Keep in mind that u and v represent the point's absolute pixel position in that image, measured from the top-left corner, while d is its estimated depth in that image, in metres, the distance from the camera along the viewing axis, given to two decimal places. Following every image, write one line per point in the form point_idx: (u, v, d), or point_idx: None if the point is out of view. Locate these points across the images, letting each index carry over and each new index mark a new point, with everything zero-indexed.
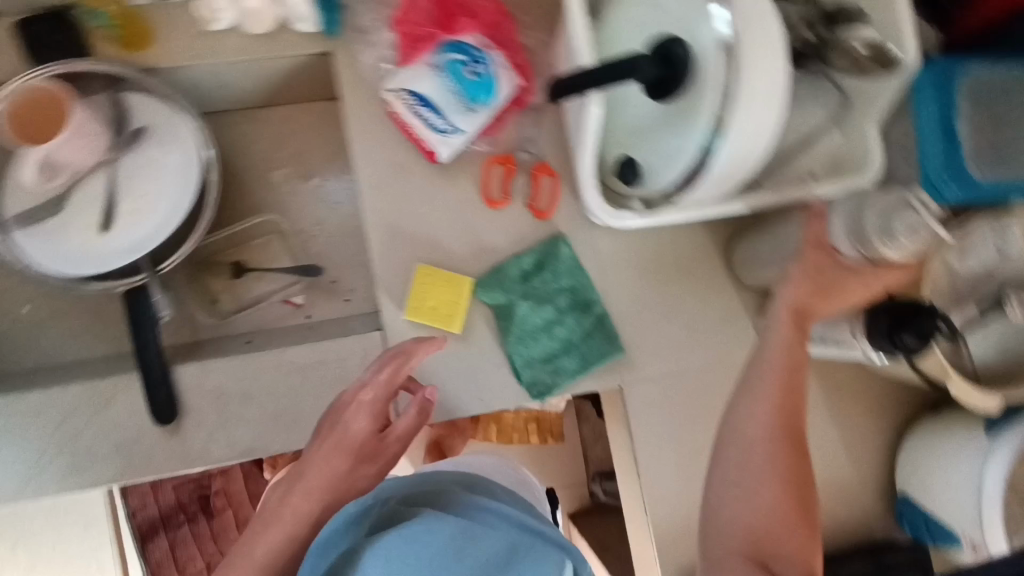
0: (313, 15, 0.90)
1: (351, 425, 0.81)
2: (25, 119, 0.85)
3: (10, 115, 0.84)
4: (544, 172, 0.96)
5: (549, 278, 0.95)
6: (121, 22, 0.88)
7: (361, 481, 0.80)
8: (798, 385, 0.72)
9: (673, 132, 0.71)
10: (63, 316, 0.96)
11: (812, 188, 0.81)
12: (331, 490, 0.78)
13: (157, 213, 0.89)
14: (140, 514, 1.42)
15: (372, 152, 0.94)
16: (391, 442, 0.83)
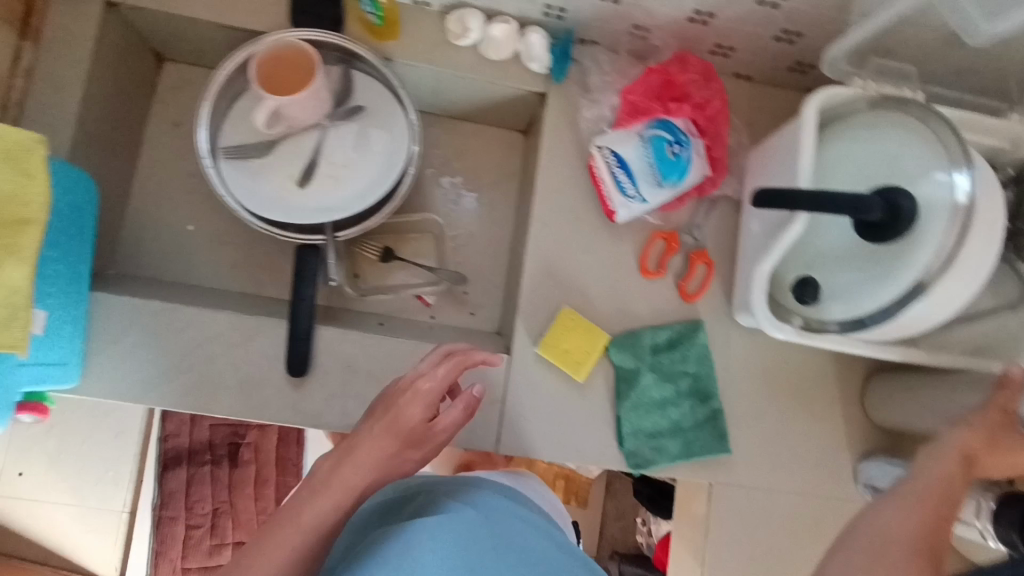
0: (546, 59, 0.97)
1: (405, 409, 0.72)
2: (269, 70, 0.90)
3: (259, 62, 0.89)
4: (702, 259, 1.00)
5: (678, 359, 0.98)
6: (388, 16, 0.93)
7: (409, 466, 0.71)
8: (947, 517, 0.62)
9: (872, 273, 0.76)
10: (227, 246, 1.04)
11: (974, 362, 0.83)
12: (380, 471, 0.69)
13: (352, 186, 0.94)
14: (172, 441, 1.47)
15: (554, 192, 1.00)
16: (441, 435, 0.73)
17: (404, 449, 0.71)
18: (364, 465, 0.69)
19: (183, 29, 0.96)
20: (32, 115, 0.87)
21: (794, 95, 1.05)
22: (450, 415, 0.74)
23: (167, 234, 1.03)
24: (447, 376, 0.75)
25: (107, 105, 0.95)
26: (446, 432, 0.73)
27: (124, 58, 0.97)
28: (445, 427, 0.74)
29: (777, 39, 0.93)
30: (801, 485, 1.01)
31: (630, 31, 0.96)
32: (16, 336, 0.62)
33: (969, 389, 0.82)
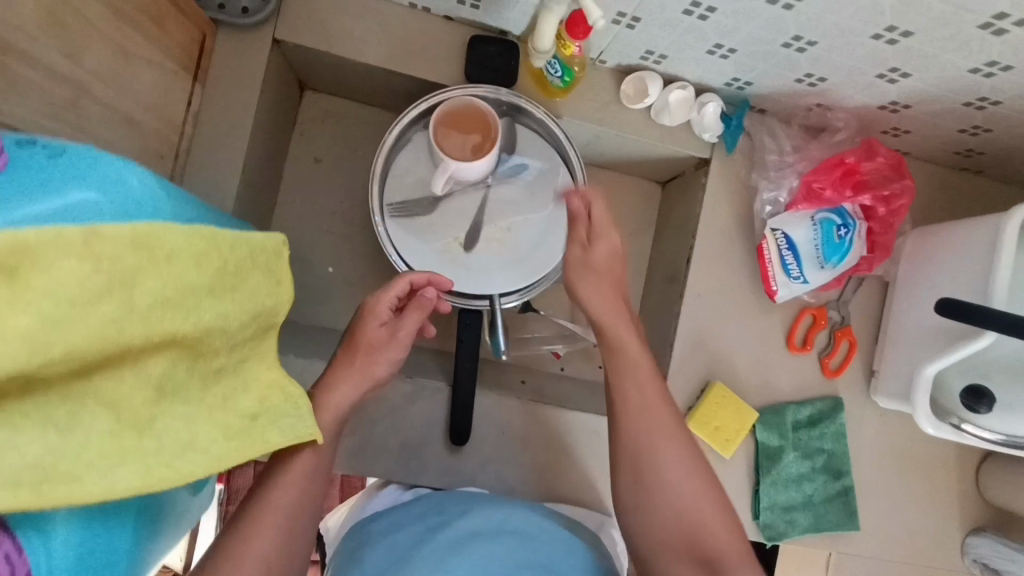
0: (718, 129, 0.94)
1: (366, 327, 0.77)
2: (449, 129, 0.86)
3: (440, 120, 0.85)
4: (847, 336, 1.01)
5: (816, 436, 1.00)
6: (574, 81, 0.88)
7: (380, 372, 0.77)
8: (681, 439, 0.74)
9: None
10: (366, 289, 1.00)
11: None
12: (359, 383, 0.75)
13: (517, 251, 0.91)
14: None
15: (710, 262, 0.98)
16: (402, 337, 0.78)
17: (370, 353, 0.76)
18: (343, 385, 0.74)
19: (346, 68, 0.90)
20: (196, 163, 0.81)
21: (944, 175, 1.05)
22: (409, 320, 0.78)
23: (302, 276, 0.98)
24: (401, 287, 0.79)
25: (260, 146, 0.89)
26: (410, 329, 0.79)
27: (279, 94, 0.91)
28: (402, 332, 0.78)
29: (959, 131, 0.92)
30: (915, 560, 1.05)
31: (810, 108, 0.93)
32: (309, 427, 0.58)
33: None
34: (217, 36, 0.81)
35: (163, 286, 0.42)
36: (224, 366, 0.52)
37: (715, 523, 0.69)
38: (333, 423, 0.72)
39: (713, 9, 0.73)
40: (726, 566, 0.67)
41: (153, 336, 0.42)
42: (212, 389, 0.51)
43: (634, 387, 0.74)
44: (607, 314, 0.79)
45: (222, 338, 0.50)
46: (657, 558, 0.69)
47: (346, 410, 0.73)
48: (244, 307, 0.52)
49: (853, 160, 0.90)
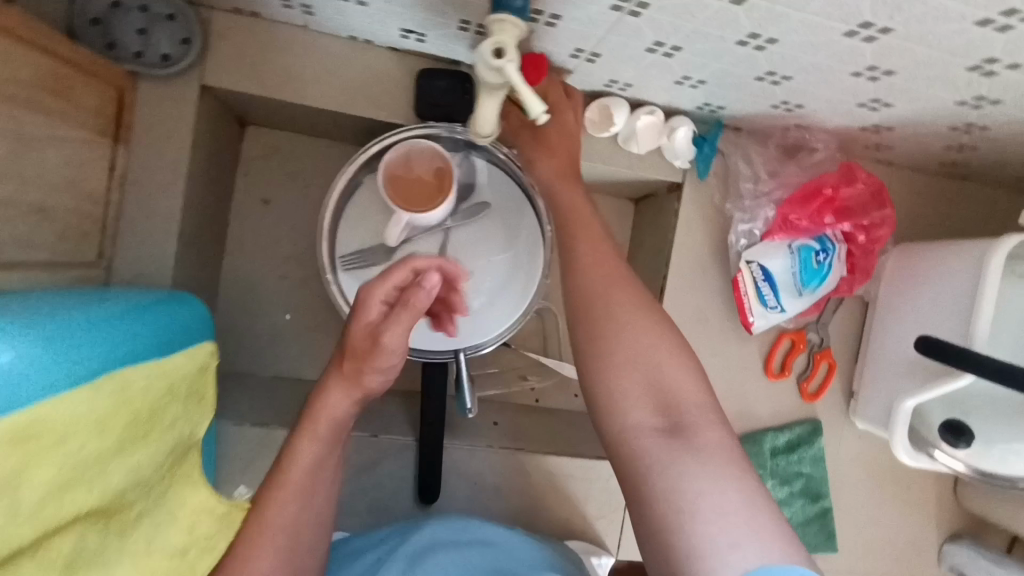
0: (690, 155, 0.89)
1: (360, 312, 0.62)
2: (398, 178, 0.79)
3: (388, 168, 0.78)
4: (826, 359, 0.98)
5: (794, 461, 0.99)
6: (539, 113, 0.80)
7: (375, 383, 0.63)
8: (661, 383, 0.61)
9: None
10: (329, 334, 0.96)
11: None
12: (352, 388, 0.63)
13: (480, 297, 0.86)
14: None
15: (684, 293, 0.94)
16: (391, 351, 0.61)
17: (353, 371, 0.63)
18: (335, 393, 0.63)
19: (285, 107, 0.83)
20: (130, 230, 0.76)
21: (926, 184, 1.00)
22: (394, 325, 0.60)
23: (259, 326, 0.94)
24: (395, 277, 0.61)
25: (199, 199, 0.82)
26: (393, 348, 0.61)
27: (215, 139, 0.84)
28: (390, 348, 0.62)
29: (946, 147, 0.86)
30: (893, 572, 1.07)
31: (787, 128, 0.88)
32: (227, 535, 0.58)
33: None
34: (137, 87, 0.74)
35: (59, 471, 0.40)
36: (143, 509, 0.50)
37: (684, 387, 0.61)
38: (326, 437, 0.63)
39: (679, 48, 0.67)
40: (698, 435, 0.58)
41: (58, 522, 0.41)
42: (137, 538, 0.49)
43: (587, 246, 0.69)
44: (560, 183, 0.76)
45: (137, 487, 0.48)
46: (618, 448, 0.60)
47: (341, 419, 0.63)
48: (158, 450, 0.49)
49: (832, 188, 0.86)
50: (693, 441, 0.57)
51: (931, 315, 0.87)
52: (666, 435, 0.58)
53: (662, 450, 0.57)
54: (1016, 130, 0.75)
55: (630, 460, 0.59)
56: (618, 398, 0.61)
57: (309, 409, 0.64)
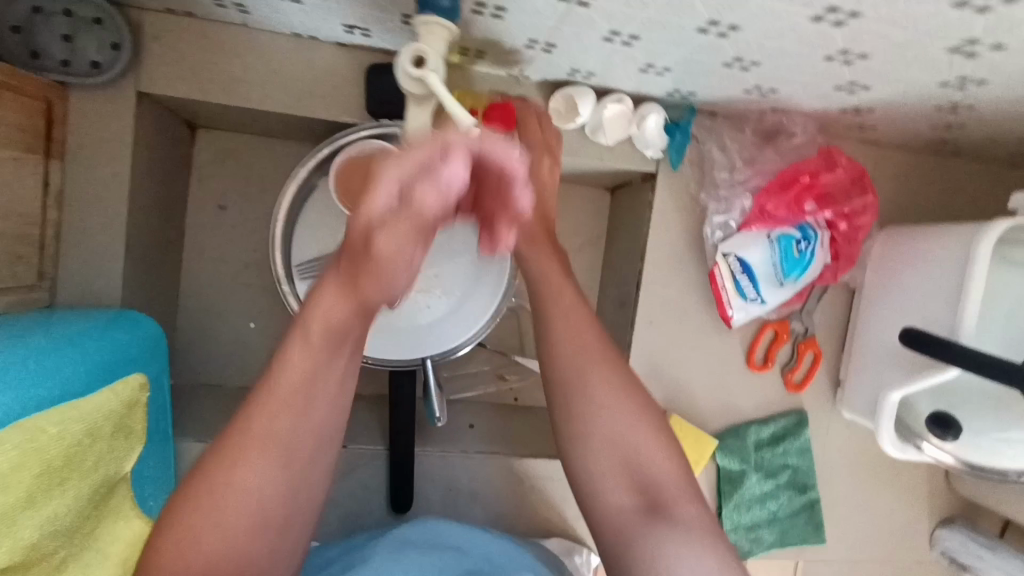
0: (662, 143, 0.84)
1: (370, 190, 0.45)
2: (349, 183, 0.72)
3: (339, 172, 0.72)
4: (811, 349, 0.95)
5: (780, 454, 0.96)
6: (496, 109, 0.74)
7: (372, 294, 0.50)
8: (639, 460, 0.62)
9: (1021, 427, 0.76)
10: None
11: None
12: (348, 301, 0.51)
13: (446, 300, 0.83)
14: None
15: (661, 287, 0.91)
16: (389, 260, 0.48)
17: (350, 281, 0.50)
18: (298, 346, 0.53)
19: (233, 111, 0.79)
20: (72, 250, 0.72)
21: (916, 163, 0.95)
22: (400, 219, 0.45)
23: (222, 337, 0.91)
24: (415, 158, 0.43)
25: (148, 212, 0.79)
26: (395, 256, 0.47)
27: (161, 146, 0.80)
28: (392, 251, 0.47)
29: (932, 127, 0.82)
30: (884, 561, 1.05)
31: (764, 112, 0.83)
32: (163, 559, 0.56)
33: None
34: (69, 98, 0.70)
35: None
36: (71, 556, 0.47)
37: (660, 464, 0.62)
38: (320, 360, 0.53)
39: (637, 37, 0.62)
40: (676, 514, 0.60)
41: None
42: None
43: (559, 311, 0.65)
44: (530, 251, 0.67)
45: (61, 536, 0.46)
46: (601, 528, 0.63)
47: (340, 325, 0.52)
48: (80, 493, 0.47)
49: (810, 176, 0.82)
50: (672, 520, 0.60)
51: (918, 304, 0.84)
52: (646, 514, 0.60)
53: (639, 530, 0.60)
54: (1004, 109, 0.70)
55: (619, 548, 0.61)
56: (587, 452, 0.62)
57: (301, 308, 0.53)
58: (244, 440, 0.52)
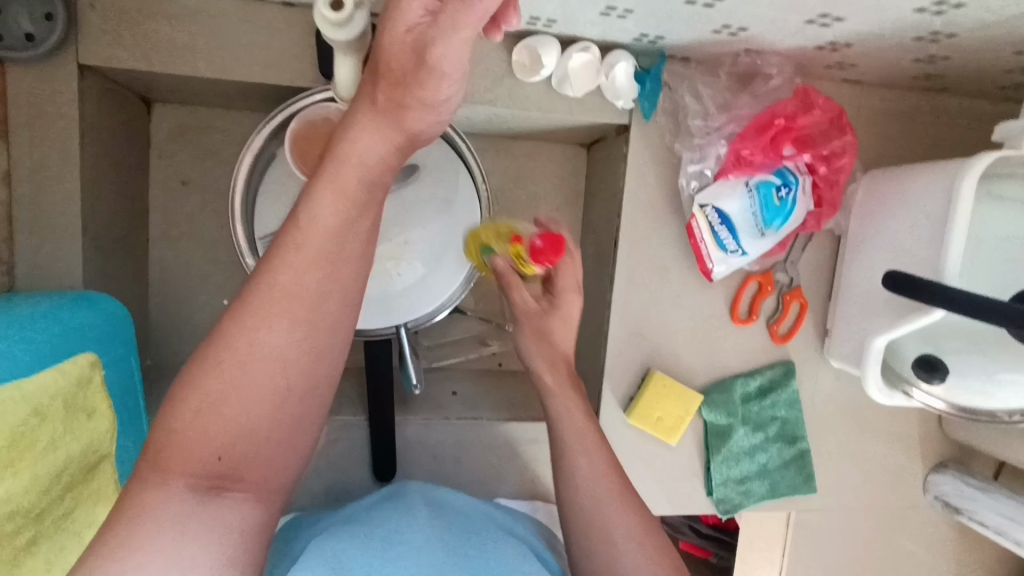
0: (632, 93, 0.81)
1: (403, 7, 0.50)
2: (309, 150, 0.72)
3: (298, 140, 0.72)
4: (796, 300, 0.93)
5: (767, 406, 0.95)
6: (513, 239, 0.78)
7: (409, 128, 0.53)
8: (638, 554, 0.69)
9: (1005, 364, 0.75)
10: None
11: None
12: (384, 138, 0.53)
13: (417, 267, 0.82)
14: None
15: (640, 243, 0.88)
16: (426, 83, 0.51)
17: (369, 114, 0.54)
18: (329, 196, 0.52)
19: (183, 81, 0.76)
20: (26, 234, 0.70)
21: (901, 101, 0.91)
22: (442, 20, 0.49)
23: (196, 316, 0.90)
24: None
25: (104, 190, 0.77)
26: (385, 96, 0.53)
27: (112, 122, 0.77)
28: (430, 64, 0.50)
29: (914, 61, 0.78)
30: (878, 509, 1.04)
31: (737, 53, 0.80)
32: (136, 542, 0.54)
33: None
34: (6, 74, 0.67)
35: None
36: (36, 537, 0.46)
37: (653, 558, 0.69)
38: (347, 209, 0.53)
39: None
40: None
41: None
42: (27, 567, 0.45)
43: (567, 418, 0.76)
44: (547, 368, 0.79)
45: (17, 518, 0.44)
46: None
47: (372, 164, 0.53)
48: (37, 477, 0.46)
49: (786, 118, 0.78)
50: None
51: (900, 249, 0.81)
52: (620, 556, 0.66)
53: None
54: (985, 35, 0.67)
55: None
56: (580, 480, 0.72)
57: (335, 147, 0.54)
58: (269, 297, 0.52)
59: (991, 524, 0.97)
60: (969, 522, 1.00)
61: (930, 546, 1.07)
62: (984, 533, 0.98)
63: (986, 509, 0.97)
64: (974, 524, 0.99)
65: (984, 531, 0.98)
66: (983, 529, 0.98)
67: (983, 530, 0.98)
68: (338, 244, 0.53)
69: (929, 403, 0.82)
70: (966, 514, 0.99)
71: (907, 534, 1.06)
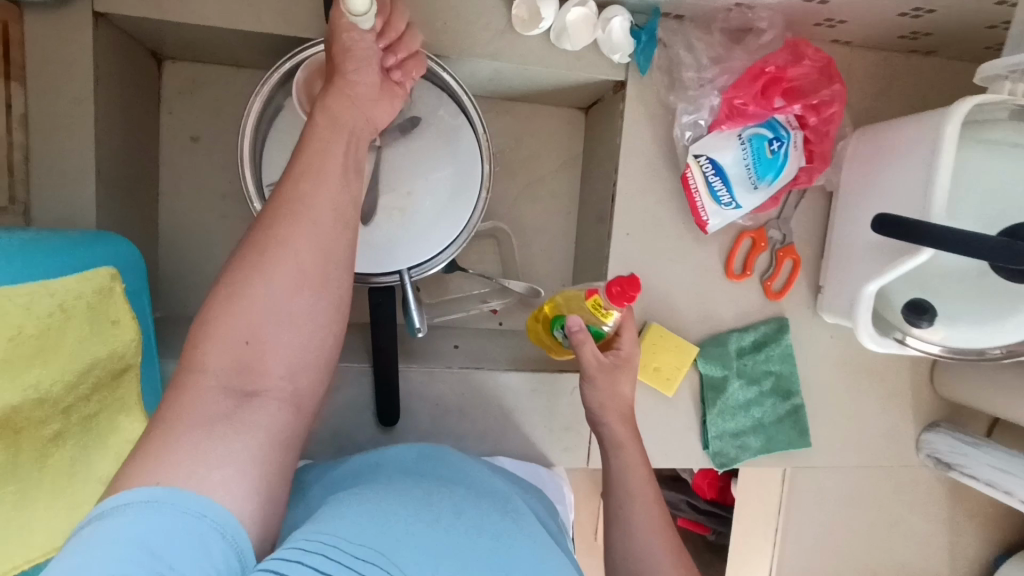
0: (629, 47, 0.84)
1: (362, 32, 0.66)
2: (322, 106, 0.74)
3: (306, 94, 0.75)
4: (789, 256, 0.95)
5: (762, 360, 0.97)
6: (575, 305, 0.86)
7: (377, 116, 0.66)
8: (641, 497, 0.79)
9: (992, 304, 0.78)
10: None
11: None
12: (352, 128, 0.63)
13: (419, 217, 0.84)
14: None
15: (637, 197, 0.91)
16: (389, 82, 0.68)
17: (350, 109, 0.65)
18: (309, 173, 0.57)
19: (196, 34, 0.78)
20: (42, 177, 0.73)
21: (892, 61, 0.94)
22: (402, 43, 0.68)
23: (202, 269, 0.93)
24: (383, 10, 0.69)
25: (116, 138, 0.79)
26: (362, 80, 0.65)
27: (125, 74, 0.80)
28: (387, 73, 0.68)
29: (900, 14, 0.80)
30: (869, 466, 1.06)
31: (730, 8, 0.82)
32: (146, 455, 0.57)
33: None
34: (24, 20, 0.70)
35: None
36: (63, 430, 0.50)
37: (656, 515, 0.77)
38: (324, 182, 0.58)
39: None
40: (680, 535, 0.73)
41: None
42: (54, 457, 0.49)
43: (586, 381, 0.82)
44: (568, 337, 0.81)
45: (48, 407, 0.48)
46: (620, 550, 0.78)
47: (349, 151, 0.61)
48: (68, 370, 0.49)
49: (778, 67, 0.81)
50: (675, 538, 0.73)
51: (891, 197, 0.84)
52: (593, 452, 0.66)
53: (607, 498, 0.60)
54: None
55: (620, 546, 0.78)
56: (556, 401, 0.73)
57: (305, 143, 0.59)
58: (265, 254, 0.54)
59: (984, 479, 0.99)
60: (962, 478, 1.02)
61: (919, 504, 1.09)
62: (978, 488, 1.00)
63: (978, 464, 0.99)
64: (967, 480, 1.01)
65: (978, 486, 1.00)
66: (976, 484, 1.00)
67: (977, 485, 1.00)
68: (342, 196, 0.59)
69: (920, 348, 0.85)
70: (958, 469, 1.01)
71: (898, 491, 1.08)
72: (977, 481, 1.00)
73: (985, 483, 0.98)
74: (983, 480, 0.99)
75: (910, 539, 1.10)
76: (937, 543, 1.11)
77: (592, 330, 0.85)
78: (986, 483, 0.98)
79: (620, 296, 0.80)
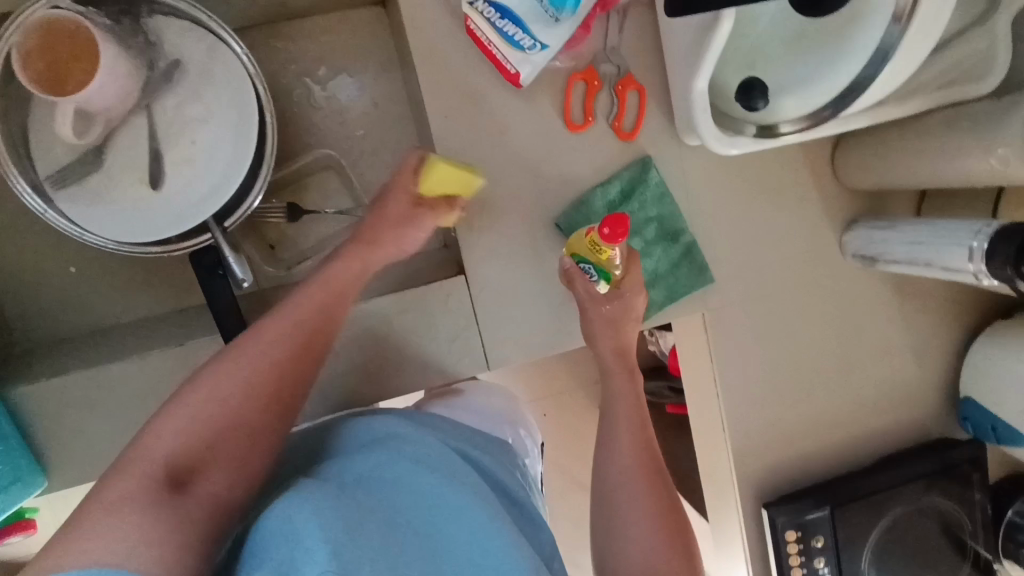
0: None
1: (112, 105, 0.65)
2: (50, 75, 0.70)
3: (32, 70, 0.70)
4: (629, 86, 0.87)
5: (635, 208, 0.90)
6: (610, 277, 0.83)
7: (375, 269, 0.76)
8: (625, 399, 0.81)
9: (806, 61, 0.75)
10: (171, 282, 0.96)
11: (945, 97, 0.77)
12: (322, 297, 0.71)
13: (211, 166, 0.78)
14: None
15: (439, 75, 0.84)
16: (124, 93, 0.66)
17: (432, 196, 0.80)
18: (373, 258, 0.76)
19: None
20: None
21: None
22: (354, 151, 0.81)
23: (52, 290, 0.94)
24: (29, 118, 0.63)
25: None
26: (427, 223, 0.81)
27: None
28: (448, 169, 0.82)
29: None
30: (793, 286, 1.00)
31: None
32: None
33: (980, 152, 0.75)
34: None
35: None
36: None
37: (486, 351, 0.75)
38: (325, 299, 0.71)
39: None
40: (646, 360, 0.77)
41: None
42: None
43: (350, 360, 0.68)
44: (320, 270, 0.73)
45: None
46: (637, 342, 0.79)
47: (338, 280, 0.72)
48: None
49: None
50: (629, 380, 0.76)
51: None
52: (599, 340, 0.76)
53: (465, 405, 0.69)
54: None
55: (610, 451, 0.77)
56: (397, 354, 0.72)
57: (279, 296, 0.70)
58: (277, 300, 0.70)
59: (958, 253, 0.80)
60: (943, 263, 0.82)
61: (859, 309, 1.03)
62: (958, 268, 0.80)
63: (933, 239, 0.83)
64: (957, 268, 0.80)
65: (956, 262, 0.80)
66: (972, 266, 0.78)
67: (954, 266, 0.81)
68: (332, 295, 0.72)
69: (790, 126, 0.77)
70: (882, 259, 0.92)
71: (830, 303, 1.02)
72: (947, 256, 0.81)
73: (958, 254, 0.80)
74: (959, 250, 0.80)
75: (859, 346, 1.05)
76: (892, 343, 1.06)
77: (580, 260, 0.83)
78: (958, 254, 0.80)
79: (612, 237, 0.76)
